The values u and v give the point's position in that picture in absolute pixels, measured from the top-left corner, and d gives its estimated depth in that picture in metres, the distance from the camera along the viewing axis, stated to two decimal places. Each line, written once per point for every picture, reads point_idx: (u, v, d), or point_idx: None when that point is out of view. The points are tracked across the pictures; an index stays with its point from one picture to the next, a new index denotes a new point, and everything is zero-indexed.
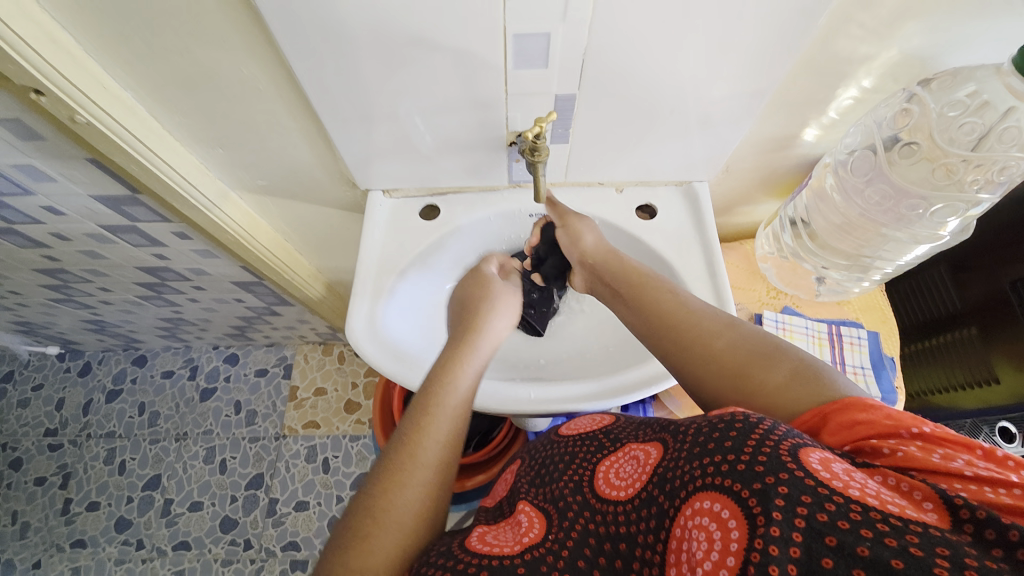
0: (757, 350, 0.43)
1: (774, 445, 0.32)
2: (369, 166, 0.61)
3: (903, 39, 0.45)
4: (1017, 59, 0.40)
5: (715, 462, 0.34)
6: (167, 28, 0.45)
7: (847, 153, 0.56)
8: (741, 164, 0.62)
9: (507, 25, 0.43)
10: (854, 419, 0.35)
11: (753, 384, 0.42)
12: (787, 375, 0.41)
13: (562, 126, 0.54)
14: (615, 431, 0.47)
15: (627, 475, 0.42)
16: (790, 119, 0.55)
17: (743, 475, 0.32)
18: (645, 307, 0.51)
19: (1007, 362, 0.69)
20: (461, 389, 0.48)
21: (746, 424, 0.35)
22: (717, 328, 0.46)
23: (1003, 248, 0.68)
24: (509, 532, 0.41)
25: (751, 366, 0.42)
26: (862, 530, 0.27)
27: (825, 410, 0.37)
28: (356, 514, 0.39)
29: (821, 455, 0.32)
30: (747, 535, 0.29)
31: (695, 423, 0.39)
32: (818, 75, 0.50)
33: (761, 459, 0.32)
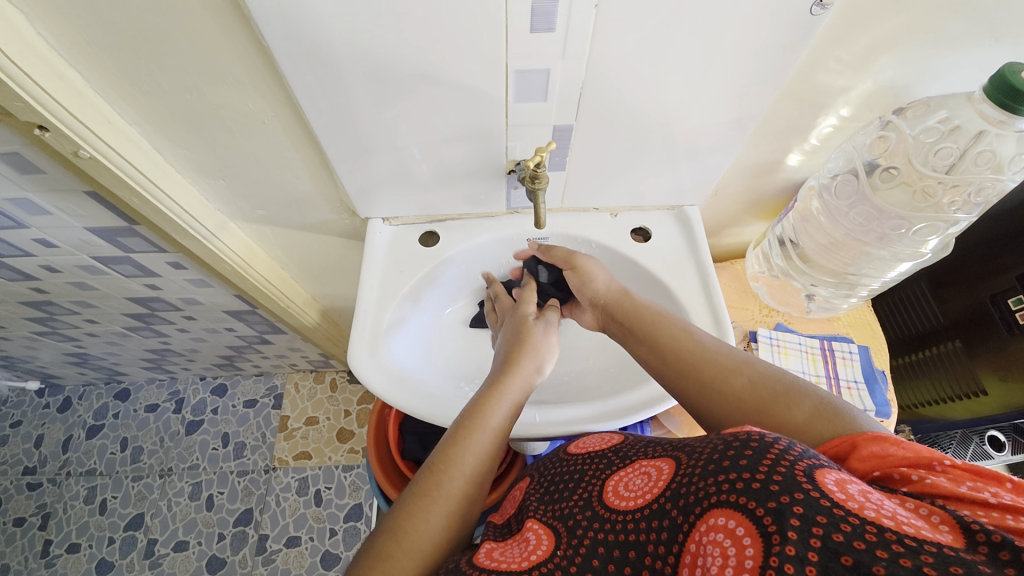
0: (775, 388, 0.45)
1: (788, 466, 0.33)
2: (369, 196, 0.62)
3: (878, 71, 0.49)
4: (987, 89, 0.44)
5: (731, 481, 0.35)
6: (177, 67, 0.46)
7: (830, 178, 0.59)
8: (729, 188, 0.65)
9: (509, 61, 0.45)
10: (885, 449, 0.36)
11: (779, 420, 0.43)
12: (809, 412, 0.42)
13: (560, 155, 0.56)
14: (625, 449, 0.48)
15: (636, 487, 0.42)
16: (775, 146, 0.58)
17: (758, 494, 0.33)
18: (661, 348, 0.52)
19: (993, 374, 0.71)
20: (499, 428, 0.47)
21: (762, 444, 0.36)
22: (736, 366, 0.48)
23: (981, 262, 0.71)
24: (517, 548, 0.41)
25: (773, 403, 0.44)
26: (877, 551, 0.27)
27: (857, 438, 0.38)
28: (379, 538, 0.40)
29: (837, 476, 0.33)
30: (762, 553, 0.30)
31: (710, 442, 0.39)
32: (801, 106, 0.52)
33: (777, 479, 0.33)
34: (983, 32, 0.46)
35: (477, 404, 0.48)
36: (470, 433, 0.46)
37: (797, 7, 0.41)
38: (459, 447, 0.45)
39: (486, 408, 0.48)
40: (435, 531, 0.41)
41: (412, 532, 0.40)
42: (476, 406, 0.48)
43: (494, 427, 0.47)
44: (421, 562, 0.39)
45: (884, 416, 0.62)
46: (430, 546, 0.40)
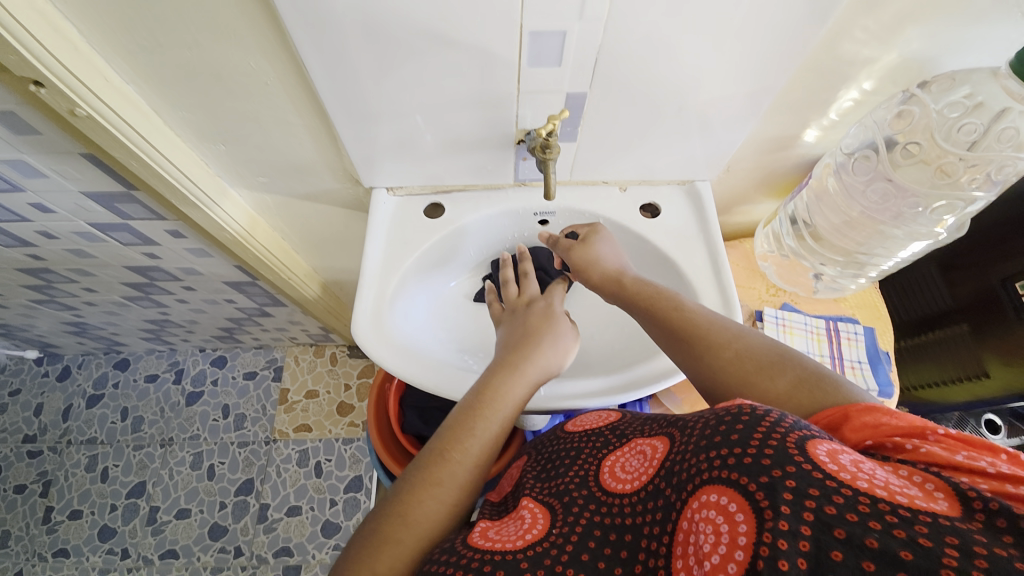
0: (763, 360, 0.45)
1: (779, 438, 0.33)
2: (373, 165, 0.60)
3: (904, 42, 0.47)
4: (1015, 63, 0.43)
5: (722, 455, 0.34)
6: (176, 22, 0.44)
7: (846, 155, 0.57)
8: (742, 164, 0.63)
9: (524, 23, 0.43)
10: (878, 420, 0.36)
11: (765, 392, 0.43)
12: (794, 383, 0.42)
13: (571, 124, 0.54)
14: (621, 427, 0.48)
15: (632, 469, 0.43)
16: (792, 121, 0.56)
17: (750, 468, 0.32)
18: (653, 319, 0.52)
19: (997, 358, 0.72)
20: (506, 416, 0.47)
21: (752, 417, 0.36)
22: (725, 339, 0.47)
23: (993, 245, 0.70)
24: (512, 527, 0.41)
25: (757, 376, 0.44)
26: (869, 523, 0.28)
27: (848, 409, 0.38)
28: (383, 520, 0.40)
29: (828, 447, 0.33)
30: (755, 529, 0.30)
31: (702, 416, 0.40)
32: (822, 78, 0.51)
33: (769, 453, 0.32)
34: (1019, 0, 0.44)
35: (490, 388, 0.48)
36: (482, 419, 0.46)
37: None
38: (471, 431, 0.45)
39: (499, 394, 0.48)
40: (438, 517, 0.41)
41: (415, 516, 0.40)
42: (490, 390, 0.48)
43: (507, 412, 0.47)
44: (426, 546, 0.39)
45: (886, 396, 0.63)
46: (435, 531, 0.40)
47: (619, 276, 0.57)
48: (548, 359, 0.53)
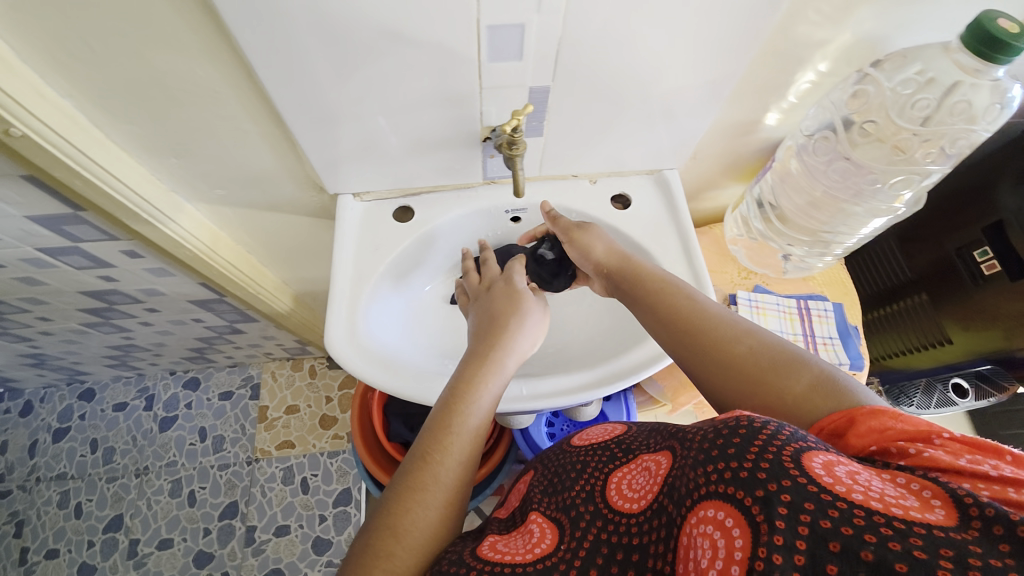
0: (777, 358, 0.44)
1: (775, 452, 0.34)
2: (337, 170, 0.58)
3: (855, 23, 0.48)
4: (965, 38, 0.44)
5: (719, 470, 0.35)
6: (111, 30, 0.41)
7: (806, 136, 0.58)
8: (709, 150, 0.64)
9: (481, 16, 0.42)
10: (884, 425, 0.36)
11: (776, 392, 0.43)
12: (807, 386, 0.42)
13: (536, 118, 0.54)
14: (627, 442, 0.51)
15: (639, 487, 0.44)
16: (754, 105, 0.57)
17: (746, 482, 0.33)
18: (660, 310, 0.51)
19: (956, 324, 0.75)
20: (484, 407, 0.47)
21: (750, 428, 0.36)
22: (739, 334, 0.47)
23: (945, 216, 0.73)
24: (520, 541, 0.43)
25: (771, 375, 0.44)
26: (865, 535, 0.28)
27: (855, 413, 0.38)
28: (373, 535, 0.38)
29: (823, 459, 0.33)
30: (750, 544, 0.31)
31: (701, 429, 0.40)
32: (780, 61, 0.51)
33: (764, 467, 0.33)
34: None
35: (460, 384, 0.48)
36: (458, 414, 0.45)
37: None
38: (450, 429, 0.44)
39: (473, 386, 0.47)
40: (430, 523, 0.40)
41: (406, 527, 0.39)
42: (461, 386, 0.47)
43: (481, 404, 0.47)
44: (421, 556, 0.38)
45: (858, 368, 0.65)
46: (428, 538, 0.39)
47: (626, 260, 0.57)
48: (519, 344, 0.53)
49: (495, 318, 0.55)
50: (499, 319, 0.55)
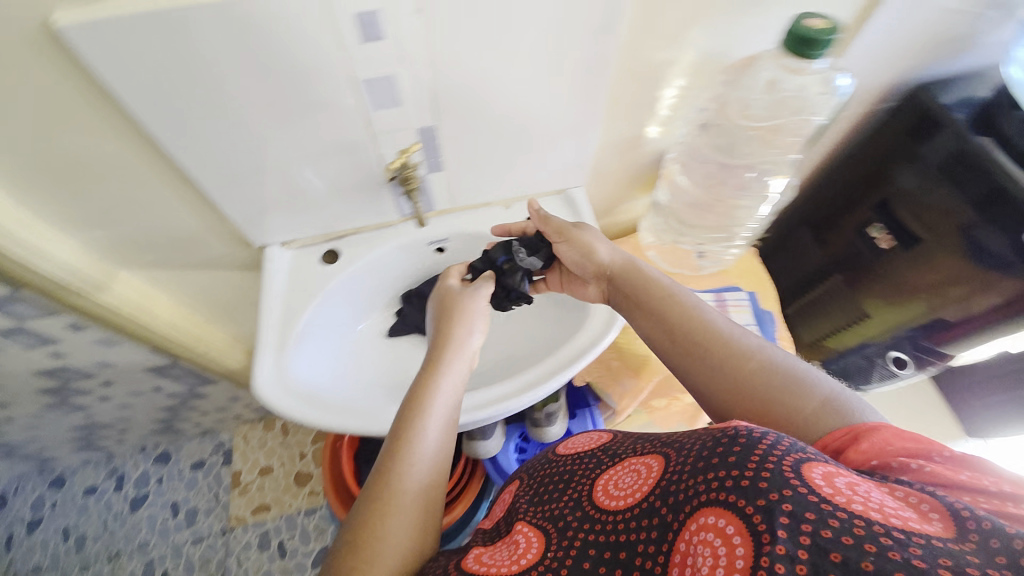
0: (787, 376, 0.47)
1: (776, 461, 0.35)
2: (258, 223, 0.62)
3: (696, 44, 0.54)
4: (789, 45, 0.48)
5: (720, 478, 0.37)
6: (21, 120, 0.46)
7: (684, 143, 0.65)
8: (607, 167, 0.69)
9: (356, 73, 0.47)
10: (887, 442, 0.38)
11: (785, 411, 0.46)
12: (816, 406, 0.45)
13: (433, 155, 0.59)
14: (614, 447, 0.51)
15: (626, 485, 0.45)
16: (633, 122, 0.62)
17: (746, 491, 0.34)
18: (669, 322, 0.55)
19: (876, 299, 0.79)
20: (442, 416, 0.49)
21: (749, 439, 0.38)
22: (749, 350, 0.50)
23: (837, 201, 0.80)
24: (505, 551, 0.45)
25: (780, 393, 0.47)
26: (864, 545, 0.29)
27: (859, 431, 0.41)
28: (343, 554, 0.41)
29: (823, 471, 0.35)
30: (753, 552, 0.31)
31: (700, 440, 0.42)
32: (642, 82, 0.57)
33: (765, 477, 0.34)
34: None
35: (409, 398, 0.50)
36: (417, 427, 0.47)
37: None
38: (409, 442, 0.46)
39: (427, 396, 0.50)
40: (401, 537, 0.42)
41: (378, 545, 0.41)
42: (410, 400, 0.49)
43: (433, 412, 0.49)
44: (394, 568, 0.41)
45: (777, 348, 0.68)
46: (400, 551, 0.42)
47: (628, 265, 0.59)
48: (465, 341, 0.56)
49: (439, 331, 0.57)
50: (444, 325, 0.58)
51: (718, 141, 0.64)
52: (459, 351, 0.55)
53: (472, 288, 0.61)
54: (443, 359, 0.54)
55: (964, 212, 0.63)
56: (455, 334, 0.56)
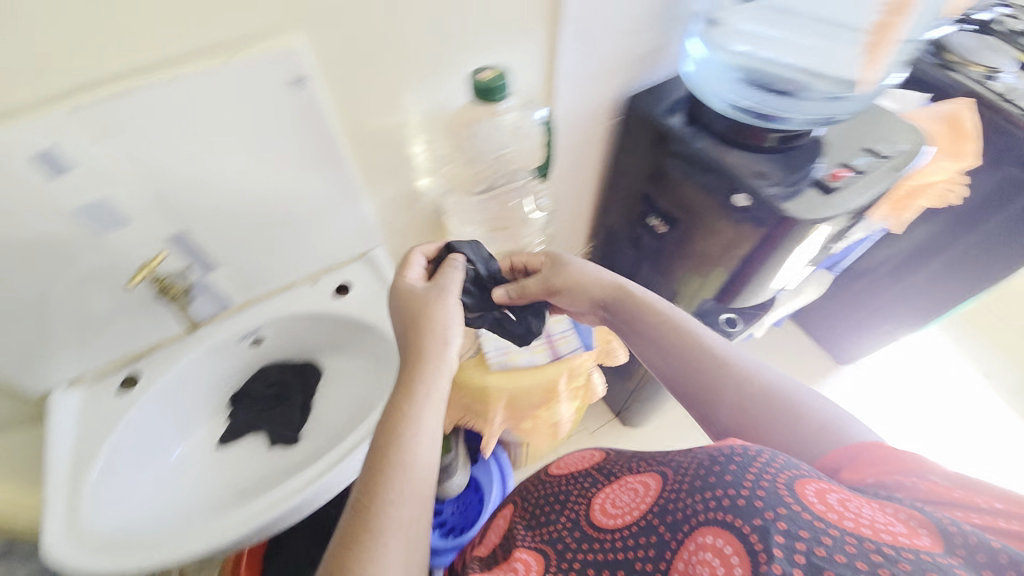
0: (783, 402, 0.51)
1: (769, 480, 0.38)
2: (26, 371, 0.58)
3: (415, 106, 0.59)
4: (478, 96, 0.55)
5: (717, 498, 0.39)
6: None
7: (449, 187, 0.71)
8: (397, 223, 0.73)
9: (63, 205, 0.47)
10: (880, 456, 0.41)
11: (782, 435, 0.50)
12: (815, 428, 0.48)
13: (197, 257, 0.59)
14: (608, 467, 0.56)
15: (622, 505, 0.48)
16: (397, 180, 0.67)
17: (744, 508, 0.37)
18: (670, 344, 0.58)
19: (692, 277, 0.84)
20: (425, 455, 0.42)
21: (743, 459, 0.42)
22: (749, 372, 0.53)
23: (619, 203, 0.91)
24: None
25: (781, 416, 0.50)
26: (855, 563, 0.32)
27: (863, 445, 0.43)
28: None
29: (817, 488, 0.38)
30: (748, 565, 0.33)
31: (693, 460, 0.46)
32: (383, 147, 0.61)
33: (759, 496, 0.37)
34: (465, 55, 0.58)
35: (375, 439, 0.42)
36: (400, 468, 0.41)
37: (282, 89, 0.50)
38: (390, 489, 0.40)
39: (406, 428, 0.43)
40: None
41: None
42: (387, 446, 0.42)
43: (418, 455, 0.42)
44: None
45: (590, 346, 0.77)
46: None
47: (619, 286, 0.62)
48: (439, 354, 0.49)
49: (408, 347, 0.50)
50: (411, 332, 0.51)
51: (477, 178, 0.70)
52: (438, 364, 0.48)
53: (433, 284, 0.55)
54: (415, 381, 0.46)
55: (693, 189, 0.74)
56: (427, 346, 0.49)
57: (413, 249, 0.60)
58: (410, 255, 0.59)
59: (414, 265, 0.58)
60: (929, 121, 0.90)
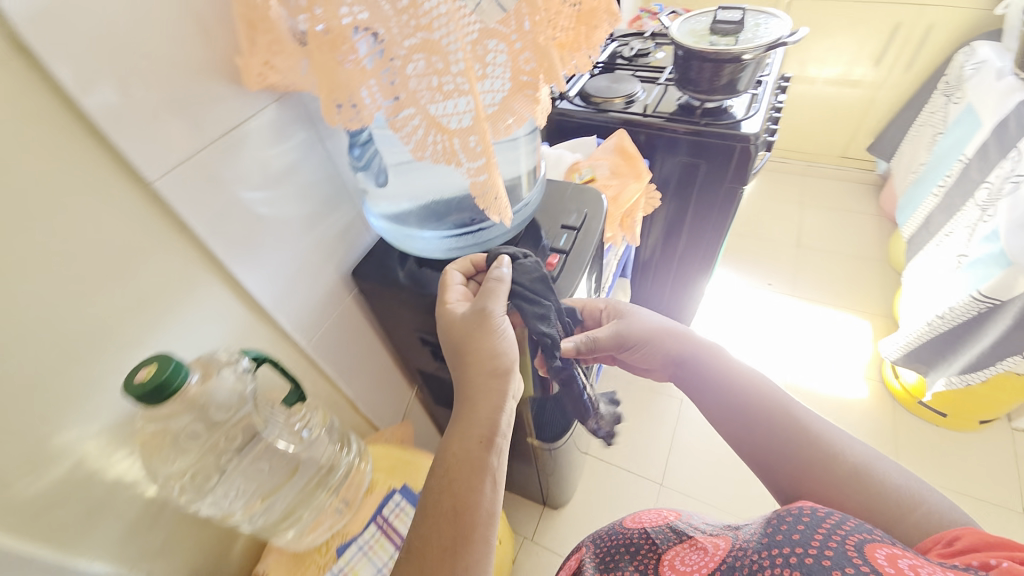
0: (888, 491, 0.57)
1: (838, 542, 0.49)
2: None
3: (81, 434, 0.48)
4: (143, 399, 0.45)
5: (785, 556, 0.50)
6: None
7: (184, 496, 0.55)
8: (154, 544, 0.58)
9: None
10: (980, 548, 0.46)
11: (879, 505, 0.57)
12: (907, 514, 0.55)
13: None
14: (676, 526, 0.72)
15: (689, 561, 0.62)
16: (120, 511, 0.53)
17: (815, 567, 0.47)
18: (764, 400, 0.67)
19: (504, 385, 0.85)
20: (486, 512, 0.48)
21: (812, 522, 0.53)
22: (853, 454, 0.61)
23: (409, 350, 0.88)
24: None
25: (882, 497, 0.57)
26: None
27: (960, 533, 0.49)
28: None
29: (888, 554, 0.46)
30: None
31: (766, 524, 0.58)
32: (69, 501, 0.48)
33: (830, 555, 0.48)
34: (118, 352, 0.49)
35: (462, 423, 0.53)
36: (459, 519, 0.48)
37: None
38: (451, 548, 0.47)
39: (464, 486, 0.49)
40: None
41: None
42: (456, 476, 0.50)
43: (484, 493, 0.49)
44: None
45: None
46: None
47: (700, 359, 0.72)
48: (489, 409, 0.53)
49: (471, 382, 0.55)
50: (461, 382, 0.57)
51: (213, 469, 0.56)
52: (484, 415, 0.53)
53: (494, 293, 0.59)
54: (460, 444, 0.52)
55: None
56: (476, 405, 0.54)
57: (448, 272, 0.65)
58: (448, 277, 0.64)
59: (450, 287, 0.62)
60: (605, 156, 1.11)
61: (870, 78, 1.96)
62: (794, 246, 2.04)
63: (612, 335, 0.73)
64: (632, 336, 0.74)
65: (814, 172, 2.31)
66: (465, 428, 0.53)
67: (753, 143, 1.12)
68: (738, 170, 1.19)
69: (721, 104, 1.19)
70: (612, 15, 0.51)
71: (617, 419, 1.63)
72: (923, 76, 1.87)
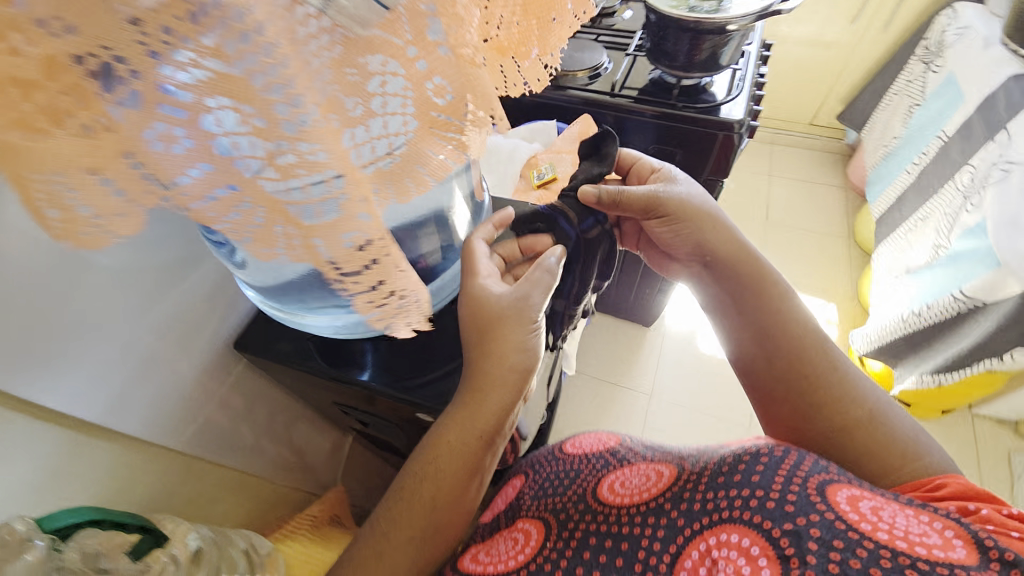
0: (903, 445, 0.53)
1: (797, 486, 0.45)
2: None
3: None
4: None
5: (751, 502, 0.45)
6: None
7: None
8: None
9: None
10: (945, 487, 0.47)
11: (880, 449, 0.53)
12: (902, 459, 0.52)
13: None
14: (619, 453, 0.70)
15: (630, 485, 0.60)
16: None
17: (773, 513, 0.43)
18: (792, 316, 0.61)
19: None
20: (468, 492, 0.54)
21: (770, 460, 0.49)
22: (865, 401, 0.56)
23: (328, 411, 0.71)
24: (506, 549, 0.62)
25: (892, 444, 0.53)
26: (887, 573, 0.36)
27: (940, 479, 0.48)
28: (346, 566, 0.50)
29: (848, 496, 0.44)
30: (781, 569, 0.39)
31: (720, 462, 0.54)
32: None
33: (791, 501, 0.44)
34: None
35: (462, 415, 0.51)
36: (443, 496, 0.52)
37: None
38: (429, 512, 0.52)
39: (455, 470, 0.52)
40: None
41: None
42: (445, 460, 0.51)
43: (471, 484, 0.54)
44: None
45: None
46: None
47: (732, 259, 0.64)
48: (492, 401, 0.51)
49: (482, 370, 0.51)
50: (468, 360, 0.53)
51: None
52: (484, 406, 0.51)
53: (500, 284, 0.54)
54: (456, 430, 0.51)
55: (372, 401, 0.59)
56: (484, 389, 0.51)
57: (472, 238, 0.55)
58: (472, 243, 0.55)
59: (480, 262, 0.53)
60: (569, 148, 0.89)
61: (845, 40, 1.81)
62: (762, 221, 1.94)
63: (646, 200, 0.62)
64: (670, 212, 0.64)
65: (781, 142, 2.20)
66: (468, 417, 0.51)
67: (737, 132, 0.97)
68: (718, 162, 1.04)
69: (699, 81, 1.02)
70: (575, 3, 0.36)
71: (583, 416, 1.52)
72: (899, 39, 1.74)
